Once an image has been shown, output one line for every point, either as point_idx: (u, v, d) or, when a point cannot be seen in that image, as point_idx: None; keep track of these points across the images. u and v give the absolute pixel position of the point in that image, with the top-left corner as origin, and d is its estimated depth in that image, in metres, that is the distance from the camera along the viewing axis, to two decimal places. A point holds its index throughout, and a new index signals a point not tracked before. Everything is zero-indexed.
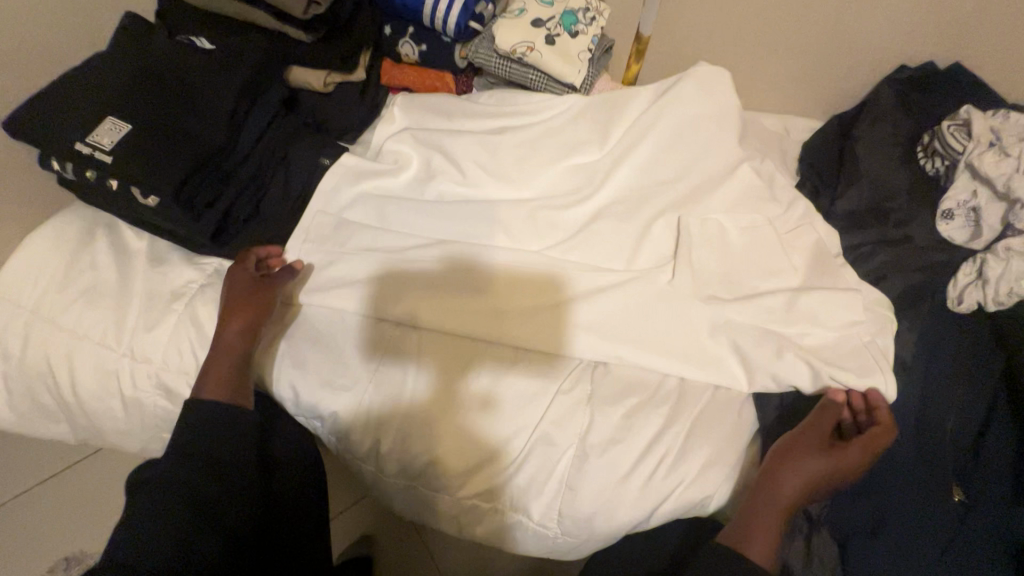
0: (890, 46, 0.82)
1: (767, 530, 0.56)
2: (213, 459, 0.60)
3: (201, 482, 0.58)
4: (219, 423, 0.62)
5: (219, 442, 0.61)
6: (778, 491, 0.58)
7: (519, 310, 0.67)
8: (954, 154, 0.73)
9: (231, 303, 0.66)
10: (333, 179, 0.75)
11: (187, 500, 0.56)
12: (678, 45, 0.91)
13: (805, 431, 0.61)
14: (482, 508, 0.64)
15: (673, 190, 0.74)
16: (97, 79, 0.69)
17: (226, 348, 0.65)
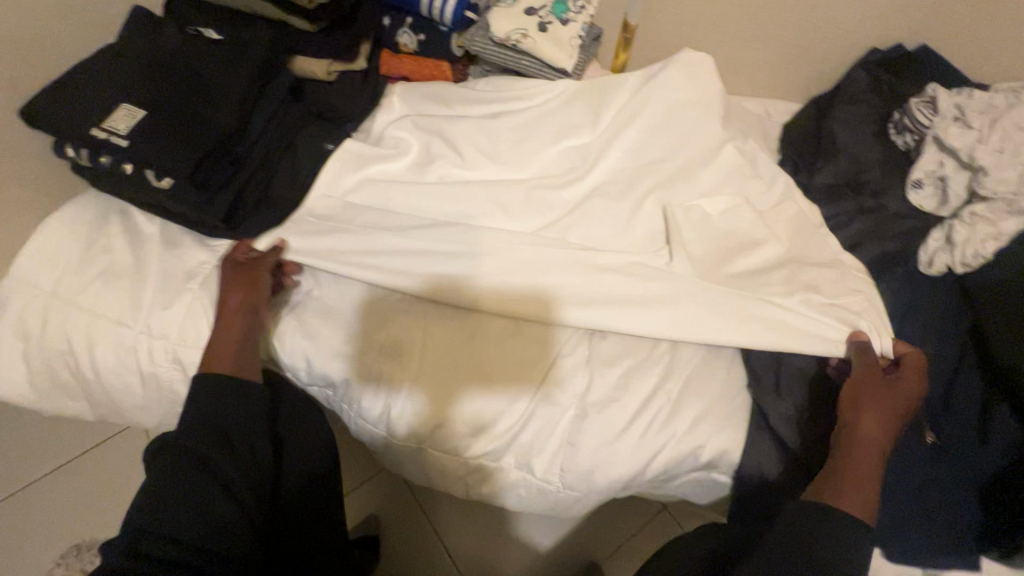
0: (861, 31, 0.87)
1: (866, 480, 0.55)
2: (224, 432, 0.59)
3: (217, 455, 0.57)
4: (229, 397, 0.61)
5: (229, 414, 0.60)
6: (866, 440, 0.57)
7: (511, 292, 0.70)
8: (921, 129, 0.78)
9: (228, 286, 0.68)
10: (336, 165, 0.80)
11: (201, 474, 0.54)
12: (663, 35, 0.96)
13: (867, 377, 0.61)
14: (488, 469, 0.68)
15: (663, 167, 0.78)
16: (112, 69, 0.73)
17: (229, 328, 0.66)
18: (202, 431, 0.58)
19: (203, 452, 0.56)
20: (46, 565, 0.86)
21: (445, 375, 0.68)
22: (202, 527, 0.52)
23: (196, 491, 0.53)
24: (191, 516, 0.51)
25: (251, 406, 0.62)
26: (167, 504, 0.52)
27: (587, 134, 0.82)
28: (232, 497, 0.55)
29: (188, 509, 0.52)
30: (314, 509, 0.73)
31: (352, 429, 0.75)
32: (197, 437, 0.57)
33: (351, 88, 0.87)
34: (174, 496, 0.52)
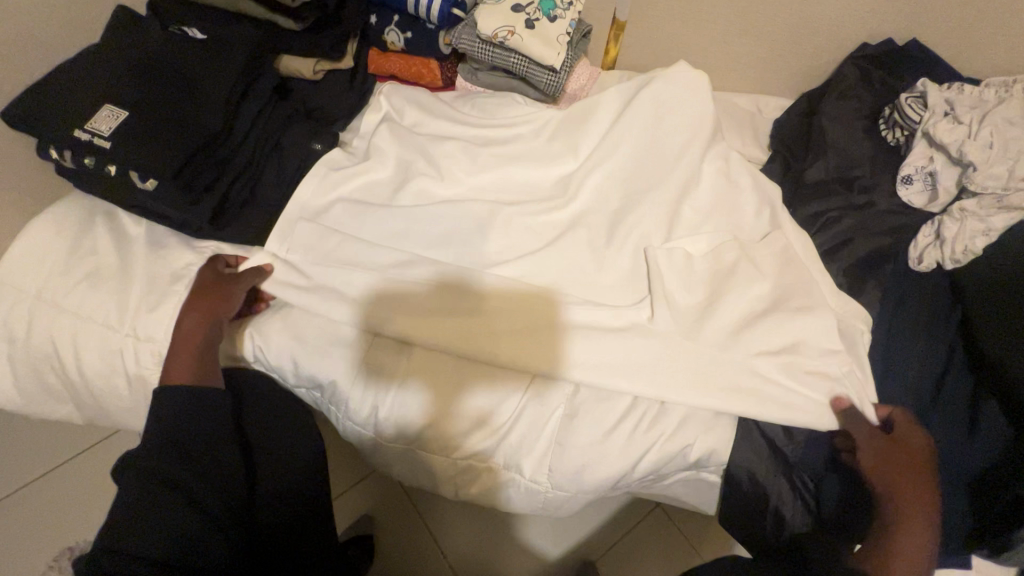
0: (853, 25, 0.86)
1: (916, 558, 0.56)
2: (188, 445, 0.58)
3: (181, 471, 0.56)
4: (193, 406, 0.60)
5: (193, 426, 0.59)
6: (905, 516, 0.58)
7: (502, 301, 0.69)
8: (912, 124, 0.77)
9: (193, 297, 0.68)
10: (314, 176, 0.79)
11: (165, 493, 0.54)
12: (654, 30, 0.95)
13: (876, 443, 0.62)
14: (478, 469, 0.68)
15: (652, 166, 0.78)
16: (95, 69, 0.72)
17: (188, 339, 0.66)
18: (166, 447, 0.57)
19: (167, 469, 0.55)
20: (37, 569, 0.86)
21: (453, 384, 0.67)
22: (167, 547, 0.51)
23: (161, 511, 0.53)
24: (155, 538, 0.51)
25: (217, 416, 0.61)
26: (132, 528, 0.51)
27: (576, 132, 0.81)
28: (199, 514, 0.55)
29: (152, 530, 0.51)
30: (300, 511, 0.73)
31: (341, 430, 0.75)
32: (161, 454, 0.56)
33: (340, 87, 0.88)
34: (140, 517, 0.52)
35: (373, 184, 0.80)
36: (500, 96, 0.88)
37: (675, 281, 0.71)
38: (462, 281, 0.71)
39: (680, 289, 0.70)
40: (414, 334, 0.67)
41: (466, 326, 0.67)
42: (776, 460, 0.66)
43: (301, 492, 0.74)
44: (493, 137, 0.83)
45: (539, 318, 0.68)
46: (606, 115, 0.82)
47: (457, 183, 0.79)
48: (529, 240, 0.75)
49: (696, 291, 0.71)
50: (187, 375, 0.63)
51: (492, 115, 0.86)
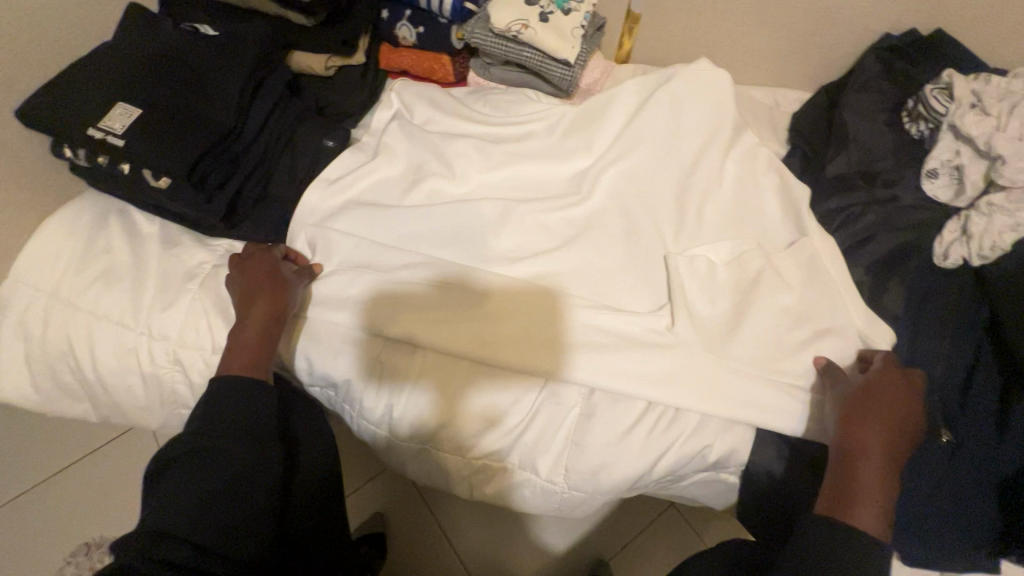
0: (875, 15, 0.84)
1: (873, 495, 0.54)
2: (243, 430, 0.58)
3: (231, 458, 0.55)
4: (244, 398, 0.60)
5: (247, 417, 0.59)
6: (865, 451, 0.55)
7: (516, 299, 0.68)
8: (937, 116, 0.75)
9: (253, 291, 0.67)
10: (322, 178, 0.78)
11: (215, 481, 0.53)
12: (667, 23, 0.93)
13: (855, 386, 0.60)
14: (494, 469, 0.67)
15: (669, 163, 0.77)
16: (108, 67, 0.72)
17: (251, 333, 0.64)
18: (221, 432, 0.56)
19: (221, 454, 0.55)
20: (55, 565, 0.87)
21: (464, 382, 0.67)
22: (211, 534, 0.51)
23: (212, 498, 0.52)
24: (203, 526, 0.51)
25: (265, 410, 0.60)
26: (178, 512, 0.51)
27: (590, 128, 0.80)
28: (243, 505, 0.54)
29: (201, 518, 0.51)
30: (320, 512, 0.72)
31: (355, 429, 0.74)
32: (219, 441, 0.56)
33: (350, 82, 0.86)
34: (190, 502, 0.52)
35: (385, 182, 0.79)
36: (513, 92, 0.87)
37: (690, 280, 0.70)
38: (469, 283, 0.70)
39: (697, 286, 0.70)
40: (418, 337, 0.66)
41: (481, 330, 0.66)
42: (798, 462, 0.64)
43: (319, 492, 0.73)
44: (505, 136, 0.82)
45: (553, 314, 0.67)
46: (621, 109, 0.80)
47: (470, 180, 0.78)
48: (545, 236, 0.75)
49: (715, 288, 0.70)
50: (248, 369, 0.62)
51: (505, 112, 0.84)
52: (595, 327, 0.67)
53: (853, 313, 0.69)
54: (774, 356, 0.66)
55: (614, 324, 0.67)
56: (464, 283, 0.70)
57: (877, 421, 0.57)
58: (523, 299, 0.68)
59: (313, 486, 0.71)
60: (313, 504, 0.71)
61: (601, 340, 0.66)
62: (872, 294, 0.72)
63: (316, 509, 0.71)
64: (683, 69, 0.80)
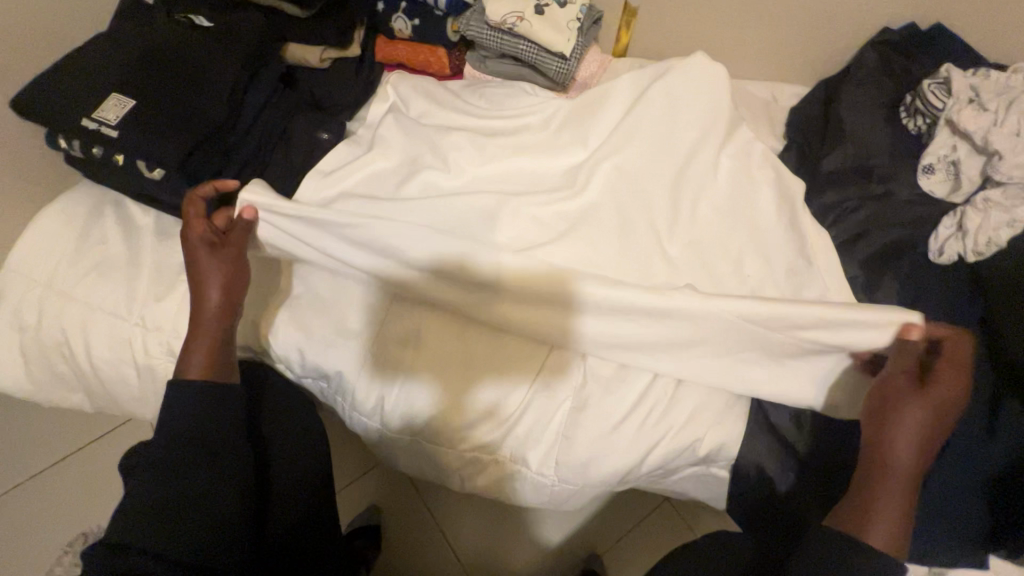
0: (873, 10, 0.83)
1: (895, 514, 0.51)
2: (201, 438, 0.58)
3: (189, 468, 0.56)
4: (207, 404, 0.60)
5: (208, 427, 0.59)
6: (893, 466, 0.53)
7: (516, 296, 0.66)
8: (935, 111, 0.75)
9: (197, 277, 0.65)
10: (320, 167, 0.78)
11: (173, 493, 0.55)
12: (664, 17, 0.93)
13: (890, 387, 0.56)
14: (484, 461, 0.67)
15: (663, 157, 0.77)
16: (102, 58, 0.72)
17: (206, 329, 0.64)
18: (181, 441, 0.57)
19: (180, 464, 0.56)
20: (53, 553, 0.88)
21: (462, 372, 0.67)
22: (172, 541, 0.52)
23: (171, 511, 0.54)
24: (163, 536, 0.52)
25: (231, 417, 0.61)
26: (140, 523, 0.52)
27: (585, 123, 0.80)
28: (204, 513, 0.55)
29: (161, 528, 0.52)
30: (309, 501, 0.73)
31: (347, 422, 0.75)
32: (178, 452, 0.57)
33: (343, 75, 0.86)
34: (154, 506, 0.54)
35: (378, 175, 0.79)
36: (509, 84, 0.86)
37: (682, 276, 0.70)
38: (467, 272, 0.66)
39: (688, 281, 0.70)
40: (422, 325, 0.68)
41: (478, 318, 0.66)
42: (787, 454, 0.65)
43: (309, 483, 0.74)
44: (498, 129, 0.82)
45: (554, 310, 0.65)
46: (615, 103, 0.80)
47: (463, 174, 0.78)
48: (536, 228, 0.74)
49: None
50: (209, 371, 0.62)
51: (500, 104, 0.84)
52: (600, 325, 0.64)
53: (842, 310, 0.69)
54: None
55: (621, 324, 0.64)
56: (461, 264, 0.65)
57: (912, 431, 0.52)
58: (529, 296, 0.65)
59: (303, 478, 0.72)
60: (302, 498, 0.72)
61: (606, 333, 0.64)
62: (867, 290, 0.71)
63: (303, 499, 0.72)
64: (679, 63, 0.79)
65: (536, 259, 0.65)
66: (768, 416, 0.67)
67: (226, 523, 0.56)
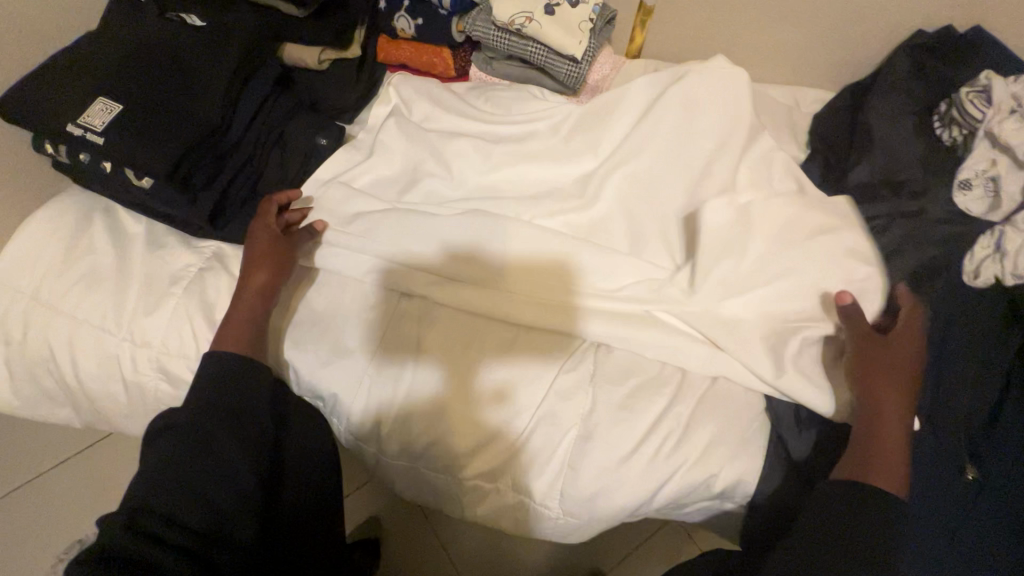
0: (907, 12, 0.78)
1: (892, 455, 0.55)
2: (227, 408, 0.56)
3: (216, 436, 0.53)
4: (236, 376, 0.58)
5: (234, 399, 0.57)
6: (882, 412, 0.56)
7: (525, 293, 0.67)
8: (972, 122, 0.70)
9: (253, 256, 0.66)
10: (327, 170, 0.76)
11: (197, 461, 0.51)
12: (682, 17, 0.88)
13: (862, 344, 0.60)
14: (485, 490, 0.64)
15: (679, 167, 0.72)
16: (89, 58, 0.68)
17: (243, 308, 0.63)
18: (208, 413, 0.54)
19: (205, 431, 0.53)
20: (49, 562, 0.86)
21: (462, 381, 0.64)
22: (195, 510, 0.48)
23: (197, 472, 0.50)
24: (186, 505, 0.48)
25: (255, 393, 0.58)
26: (161, 489, 0.48)
27: (598, 130, 0.76)
28: (229, 483, 0.51)
29: (184, 495, 0.48)
30: (320, 522, 0.68)
31: (344, 442, 0.72)
32: (203, 421, 0.53)
33: (344, 78, 0.83)
34: (174, 477, 0.49)
35: (380, 184, 0.76)
36: (516, 88, 0.82)
37: (701, 296, 0.66)
38: (485, 260, 0.68)
39: (706, 301, 0.66)
40: (424, 330, 0.66)
41: (492, 311, 0.66)
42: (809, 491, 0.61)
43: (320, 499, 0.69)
44: (506, 137, 0.78)
45: (561, 312, 0.66)
46: (629, 109, 0.76)
47: (470, 182, 0.75)
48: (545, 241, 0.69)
49: (727, 304, 0.66)
50: (242, 345, 0.62)
51: (507, 109, 0.80)
52: (603, 314, 0.66)
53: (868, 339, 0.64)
54: (787, 379, 0.61)
55: (632, 337, 0.64)
56: (468, 266, 0.68)
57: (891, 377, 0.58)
58: (534, 282, 0.67)
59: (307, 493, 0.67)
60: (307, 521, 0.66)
61: (611, 333, 0.65)
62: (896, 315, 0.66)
63: (313, 523, 0.67)
64: (698, 67, 0.75)
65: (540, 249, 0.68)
66: (788, 449, 0.62)
67: (251, 497, 0.52)
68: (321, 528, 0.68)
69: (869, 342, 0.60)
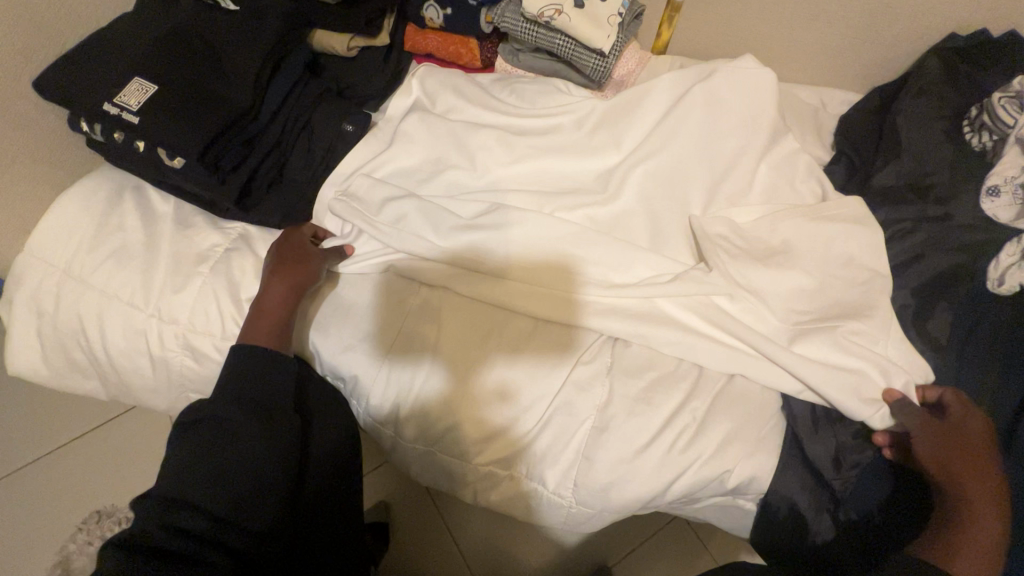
0: (940, 14, 0.77)
1: (985, 550, 0.50)
2: (256, 401, 0.56)
3: (244, 427, 0.53)
4: (261, 371, 0.59)
5: (259, 391, 0.57)
6: (969, 502, 0.53)
7: (538, 286, 0.67)
8: (1004, 128, 0.69)
9: (284, 260, 0.67)
10: (352, 160, 0.77)
11: (219, 452, 0.51)
12: (710, 14, 0.88)
13: (925, 424, 0.57)
14: (500, 477, 0.65)
15: (701, 165, 0.73)
16: (126, 39, 0.70)
17: (272, 306, 0.64)
18: (237, 402, 0.55)
19: (233, 422, 0.53)
20: (68, 531, 0.88)
21: (479, 361, 0.65)
22: (222, 501, 0.49)
23: (221, 461, 0.51)
24: (212, 494, 0.49)
25: (282, 380, 0.60)
26: (188, 483, 0.49)
27: (622, 126, 0.76)
28: (256, 473, 0.52)
29: (211, 486, 0.49)
30: (342, 501, 0.70)
31: (360, 424, 0.73)
32: (228, 411, 0.54)
33: (373, 64, 0.84)
34: (202, 467, 0.50)
35: (404, 173, 0.77)
36: (542, 81, 0.82)
37: (721, 293, 0.66)
38: (499, 256, 0.69)
39: (726, 298, 0.66)
40: (442, 314, 0.68)
41: (509, 302, 0.67)
42: (823, 487, 0.62)
43: (340, 481, 0.71)
44: (529, 130, 0.78)
45: (577, 307, 0.66)
46: (654, 105, 0.76)
47: (493, 174, 0.75)
48: (564, 235, 0.69)
49: (747, 303, 0.66)
50: (267, 342, 0.62)
51: (532, 103, 0.80)
52: (614, 310, 0.66)
53: (888, 344, 0.64)
54: (804, 381, 0.61)
55: (649, 333, 0.65)
56: (486, 259, 0.69)
57: (965, 465, 0.54)
58: (543, 275, 0.68)
59: (324, 472, 0.67)
60: (324, 501, 0.67)
61: (626, 329, 0.65)
62: (915, 320, 0.66)
63: (335, 500, 0.69)
64: (727, 66, 0.75)
65: (553, 247, 0.69)
66: (805, 449, 0.62)
67: (274, 484, 0.53)
68: (339, 511, 0.70)
69: (935, 424, 0.58)
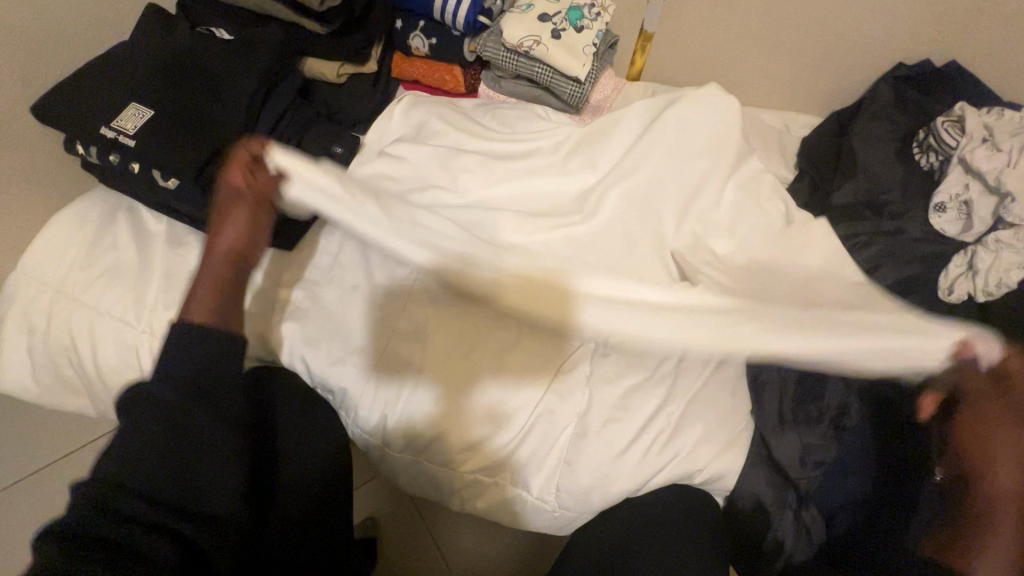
0: (888, 47, 0.84)
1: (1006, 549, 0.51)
2: (190, 385, 0.46)
3: (187, 411, 0.45)
4: (194, 354, 0.47)
5: (197, 368, 0.47)
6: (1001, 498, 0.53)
7: None
8: (948, 149, 0.75)
9: (226, 206, 0.61)
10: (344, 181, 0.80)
11: (180, 456, 0.44)
12: (680, 45, 0.94)
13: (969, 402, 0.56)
14: (485, 483, 0.67)
15: (672, 184, 0.77)
16: (124, 67, 0.73)
17: (217, 259, 0.57)
18: (175, 384, 0.46)
19: (173, 407, 0.45)
20: None
21: (467, 373, 0.68)
22: (181, 500, 0.44)
23: (162, 449, 0.44)
24: (156, 482, 0.43)
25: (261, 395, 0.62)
26: (127, 468, 0.43)
27: (600, 149, 0.80)
28: (208, 465, 0.45)
29: (155, 475, 0.43)
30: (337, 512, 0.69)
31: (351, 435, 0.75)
32: (168, 393, 0.45)
33: (362, 89, 0.89)
34: (142, 457, 0.43)
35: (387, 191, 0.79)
36: (523, 106, 0.87)
37: None
38: None
39: None
40: (427, 330, 0.70)
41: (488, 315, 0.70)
42: (790, 487, 0.66)
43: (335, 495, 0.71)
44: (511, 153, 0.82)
45: None
46: (629, 128, 0.81)
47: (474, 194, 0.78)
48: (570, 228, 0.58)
49: None
50: (209, 313, 0.52)
51: (513, 126, 0.85)
52: None
53: None
54: None
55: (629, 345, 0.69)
56: None
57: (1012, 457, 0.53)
58: None
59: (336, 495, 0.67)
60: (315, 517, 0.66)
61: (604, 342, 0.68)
62: None
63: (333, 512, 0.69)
64: (694, 92, 0.80)
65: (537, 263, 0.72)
66: (772, 450, 0.66)
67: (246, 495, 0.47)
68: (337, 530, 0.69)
69: (976, 405, 0.56)
